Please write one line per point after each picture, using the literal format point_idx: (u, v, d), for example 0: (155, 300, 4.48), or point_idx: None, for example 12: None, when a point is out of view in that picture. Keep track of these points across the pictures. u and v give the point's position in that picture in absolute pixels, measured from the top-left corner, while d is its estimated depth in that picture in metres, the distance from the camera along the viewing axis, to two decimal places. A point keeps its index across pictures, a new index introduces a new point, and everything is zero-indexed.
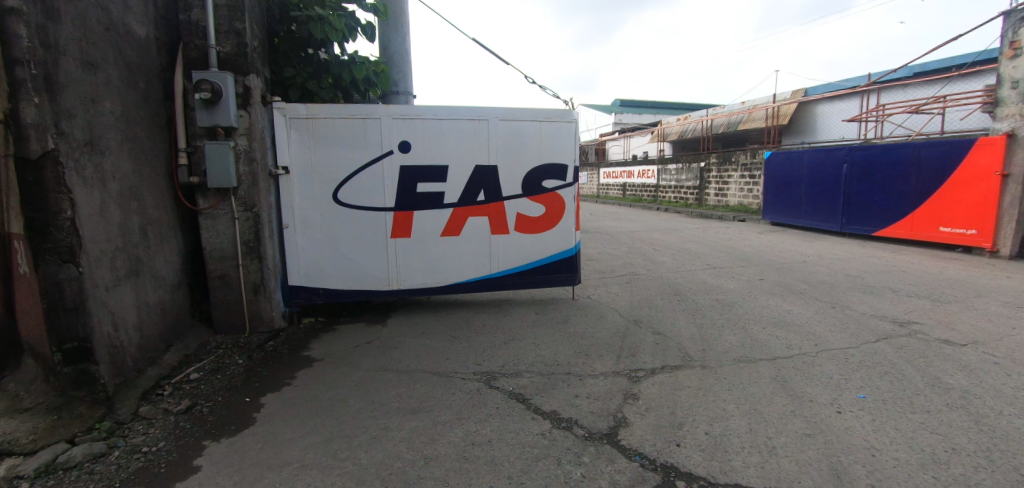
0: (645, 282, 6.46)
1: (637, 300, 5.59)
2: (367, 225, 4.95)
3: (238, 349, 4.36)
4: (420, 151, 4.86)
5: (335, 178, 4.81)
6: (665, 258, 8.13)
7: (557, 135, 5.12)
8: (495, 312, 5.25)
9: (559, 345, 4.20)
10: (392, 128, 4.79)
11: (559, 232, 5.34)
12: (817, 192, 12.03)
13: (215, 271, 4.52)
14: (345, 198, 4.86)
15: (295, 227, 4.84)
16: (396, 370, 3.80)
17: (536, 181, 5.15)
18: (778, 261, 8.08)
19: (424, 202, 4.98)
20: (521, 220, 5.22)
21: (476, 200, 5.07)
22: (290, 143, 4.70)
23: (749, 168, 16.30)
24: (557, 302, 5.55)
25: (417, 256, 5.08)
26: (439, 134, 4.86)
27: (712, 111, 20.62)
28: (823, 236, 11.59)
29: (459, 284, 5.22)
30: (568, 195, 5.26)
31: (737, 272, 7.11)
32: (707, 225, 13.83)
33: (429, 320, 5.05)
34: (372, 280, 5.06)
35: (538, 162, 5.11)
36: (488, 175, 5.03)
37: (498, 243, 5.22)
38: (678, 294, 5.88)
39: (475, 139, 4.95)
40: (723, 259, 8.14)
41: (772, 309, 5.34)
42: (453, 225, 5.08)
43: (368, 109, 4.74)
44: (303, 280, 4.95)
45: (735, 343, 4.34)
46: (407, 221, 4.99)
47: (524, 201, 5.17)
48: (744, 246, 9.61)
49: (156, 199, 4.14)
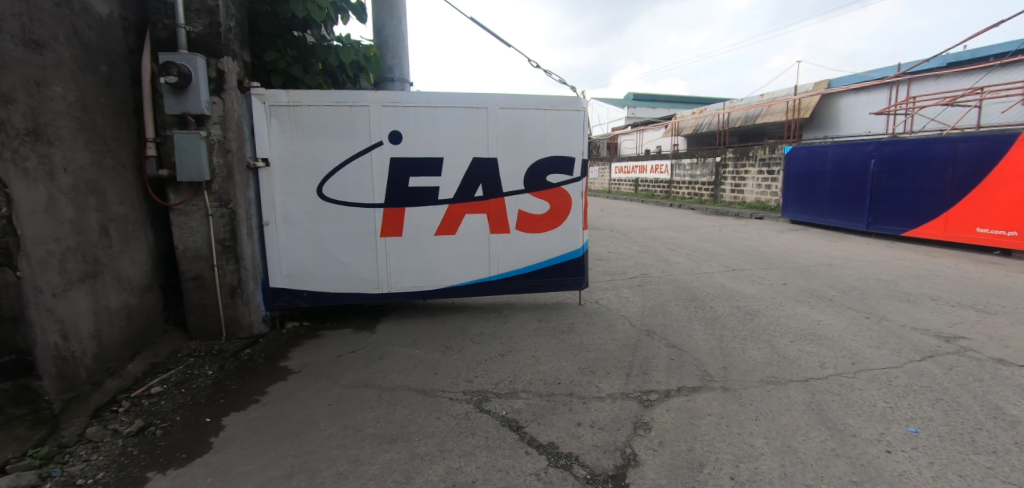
0: (659, 286, 5.99)
1: (650, 307, 5.13)
2: (354, 222, 4.53)
3: (211, 359, 3.99)
4: (412, 143, 4.43)
5: (319, 171, 4.40)
6: (680, 258, 7.64)
7: (563, 125, 4.65)
8: (494, 318, 4.82)
9: (562, 360, 3.77)
10: (381, 117, 4.36)
11: (564, 231, 4.88)
12: (842, 189, 11.37)
13: (188, 272, 4.14)
14: (330, 193, 4.45)
15: (276, 225, 4.44)
16: (378, 387, 3.39)
17: (539, 175, 4.69)
18: (801, 263, 7.54)
19: (417, 198, 4.54)
20: (523, 218, 4.77)
21: (473, 196, 4.63)
22: (270, 132, 4.30)
23: (767, 164, 15.63)
24: (562, 307, 5.11)
25: (409, 257, 4.66)
26: (433, 123, 4.43)
27: (729, 104, 19.90)
28: (848, 236, 10.97)
29: (455, 287, 4.79)
30: (575, 191, 4.80)
31: (758, 275, 6.60)
32: (723, 223, 13.25)
33: (422, 326, 4.63)
34: (360, 283, 4.65)
35: (543, 155, 4.65)
36: (487, 169, 4.58)
37: (498, 243, 4.77)
38: (695, 300, 5.41)
39: (473, 128, 4.50)
40: (742, 260, 7.63)
41: (799, 320, 4.84)
42: (449, 223, 4.65)
43: (355, 96, 4.31)
44: (286, 282, 4.55)
45: (761, 360, 3.86)
46: (398, 219, 4.57)
47: (526, 197, 4.71)
48: (763, 246, 9.07)
49: (121, 194, 3.77)
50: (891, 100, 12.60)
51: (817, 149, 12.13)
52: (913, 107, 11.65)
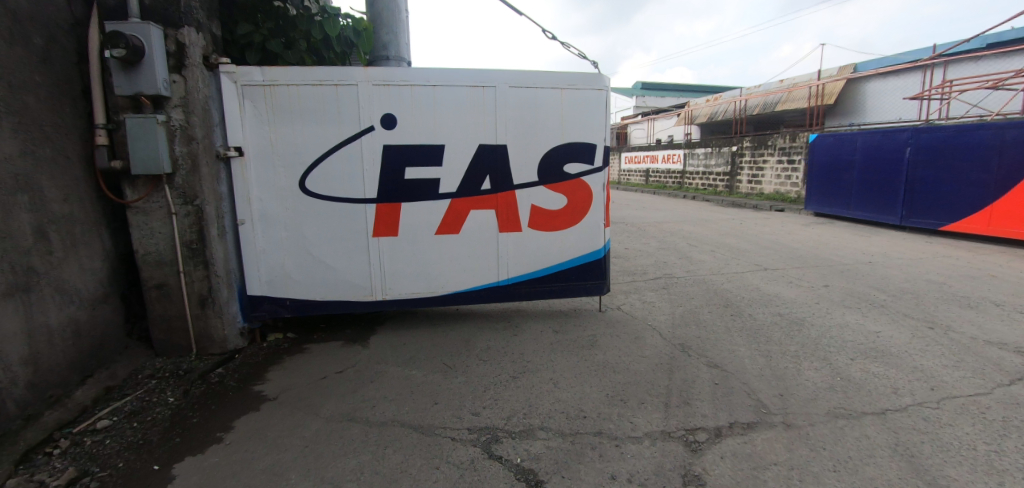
0: (686, 288, 5.36)
1: (680, 315, 4.51)
2: (342, 220, 3.92)
3: (176, 381, 3.43)
4: (407, 127, 3.80)
5: (301, 161, 3.80)
6: (705, 256, 7.00)
7: (582, 107, 4.01)
8: (505, 329, 4.21)
9: (585, 384, 3.17)
10: (371, 98, 3.73)
11: (583, 229, 4.26)
12: (873, 180, 10.64)
13: (150, 279, 3.58)
14: (313, 186, 3.84)
15: (252, 224, 3.84)
16: (366, 422, 2.81)
17: (555, 165, 4.06)
18: (838, 261, 6.88)
19: (414, 192, 3.91)
20: (536, 214, 4.14)
21: (480, 189, 4.00)
22: (243, 116, 3.70)
23: (787, 153, 14.87)
24: (581, 314, 4.50)
25: (406, 260, 4.04)
26: (432, 105, 3.79)
27: (745, 91, 19.06)
28: (879, 230, 10.27)
29: (459, 294, 4.18)
30: (596, 183, 4.16)
31: (796, 276, 5.96)
32: (742, 216, 12.56)
33: (421, 339, 4.03)
34: (351, 290, 4.05)
35: (559, 142, 4.02)
36: (494, 157, 3.95)
37: (507, 243, 4.15)
38: (730, 306, 4.78)
39: (479, 111, 3.86)
40: (774, 258, 6.97)
41: (854, 331, 4.21)
42: (451, 221, 4.02)
43: (340, 73, 3.68)
44: (266, 289, 3.97)
45: (822, 385, 3.24)
46: (393, 216, 3.95)
47: (540, 190, 4.09)
48: (792, 242, 8.42)
49: (65, 190, 3.20)
50: (925, 84, 11.79)
51: (845, 136, 11.35)
52: (950, 91, 10.87)
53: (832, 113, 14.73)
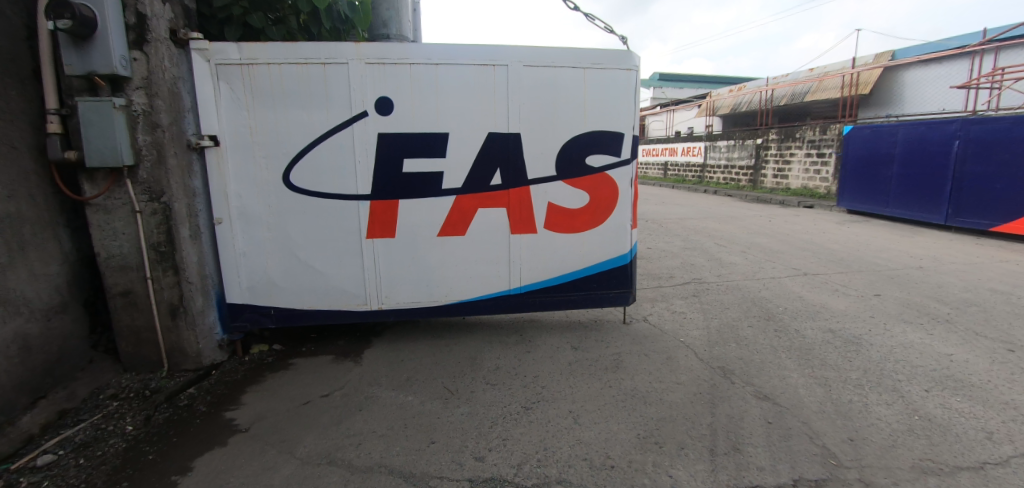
0: (719, 296, 4.80)
1: (716, 329, 3.96)
2: (331, 220, 3.41)
3: (140, 404, 3.00)
4: (405, 113, 3.27)
5: (284, 151, 3.31)
6: (735, 258, 6.41)
7: (608, 89, 3.43)
8: (517, 344, 3.67)
9: (612, 421, 2.64)
10: (364, 78, 3.21)
11: (608, 231, 3.68)
12: (915, 175, 9.85)
13: (114, 286, 3.14)
14: (299, 180, 3.35)
15: (231, 223, 3.38)
16: (347, 467, 2.33)
17: (577, 156, 3.48)
18: (884, 266, 6.24)
19: (413, 188, 3.38)
20: (554, 213, 3.55)
21: (489, 184, 3.43)
22: (219, 100, 3.24)
23: (817, 146, 14.05)
24: (603, 327, 3.95)
25: (404, 265, 3.50)
26: (434, 87, 3.25)
27: (771, 81, 18.15)
28: (920, 229, 9.53)
29: (465, 305, 3.61)
30: (624, 178, 3.58)
31: (841, 284, 5.35)
32: (769, 212, 11.87)
33: (421, 356, 3.50)
34: (341, 299, 3.54)
35: (581, 130, 3.44)
36: (506, 148, 3.39)
37: (520, 247, 3.58)
38: (772, 319, 4.21)
39: (488, 93, 3.30)
40: (812, 261, 6.36)
41: (922, 354, 3.62)
42: (455, 221, 3.47)
43: (327, 49, 3.18)
44: (248, 297, 3.51)
45: (898, 427, 2.68)
46: (389, 216, 3.42)
47: (559, 186, 3.50)
48: (828, 242, 7.76)
49: (11, 184, 2.76)
50: (972, 72, 10.91)
51: (884, 128, 10.54)
52: (1001, 80, 10.01)
53: (867, 104, 13.84)
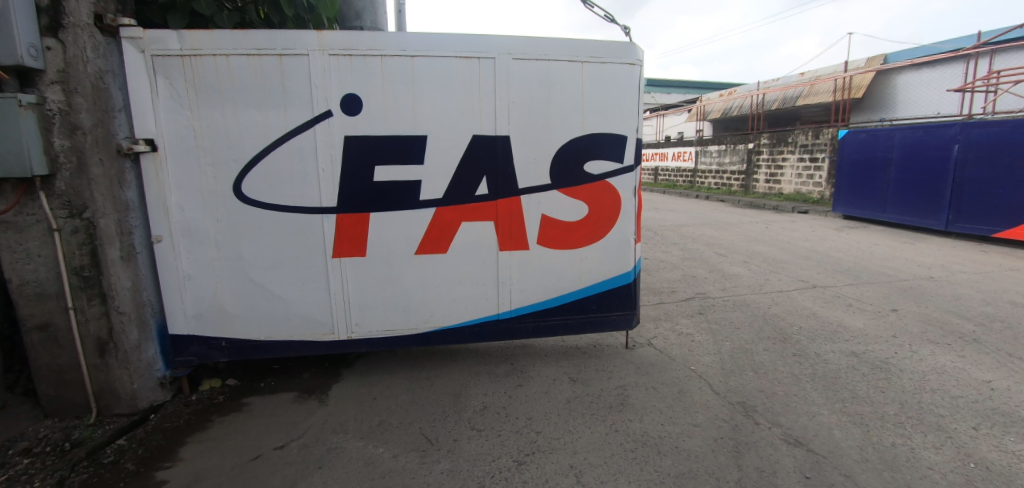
0: (727, 313, 4.40)
1: (729, 354, 3.54)
2: (290, 237, 2.93)
3: (55, 461, 2.50)
4: (376, 112, 2.80)
5: (234, 157, 2.84)
6: (738, 268, 6.04)
7: (608, 86, 3.01)
8: (508, 376, 3.20)
9: (621, 480, 2.20)
10: (328, 73, 2.76)
11: (610, 246, 3.24)
12: (913, 179, 9.62)
13: (29, 319, 2.65)
14: (253, 191, 2.88)
15: (172, 241, 2.90)
16: None
17: (574, 162, 3.04)
18: (895, 277, 5.90)
19: (386, 199, 2.90)
20: (549, 227, 3.10)
21: (474, 195, 2.97)
22: (157, 98, 2.76)
23: (810, 150, 13.85)
24: (604, 353, 3.51)
25: (375, 289, 3.02)
26: (410, 82, 2.80)
27: (762, 85, 17.99)
28: (921, 236, 9.28)
29: (448, 333, 3.14)
30: (627, 186, 3.16)
31: (854, 298, 5.00)
32: (764, 218, 11.59)
33: (396, 393, 3.03)
34: (304, 327, 3.06)
35: (579, 132, 3.02)
36: (494, 153, 2.94)
37: (510, 266, 3.11)
38: (789, 341, 3.81)
39: (472, 90, 2.86)
40: (819, 272, 6.01)
41: (959, 382, 3.24)
42: (435, 237, 2.99)
43: (284, 38, 2.72)
44: (194, 326, 3.02)
45: (954, 478, 2.27)
46: (359, 232, 2.93)
47: (554, 196, 3.06)
48: (831, 250, 7.44)
49: None
50: (967, 75, 10.76)
51: (880, 132, 10.32)
52: (997, 83, 9.86)
53: (860, 108, 13.68)
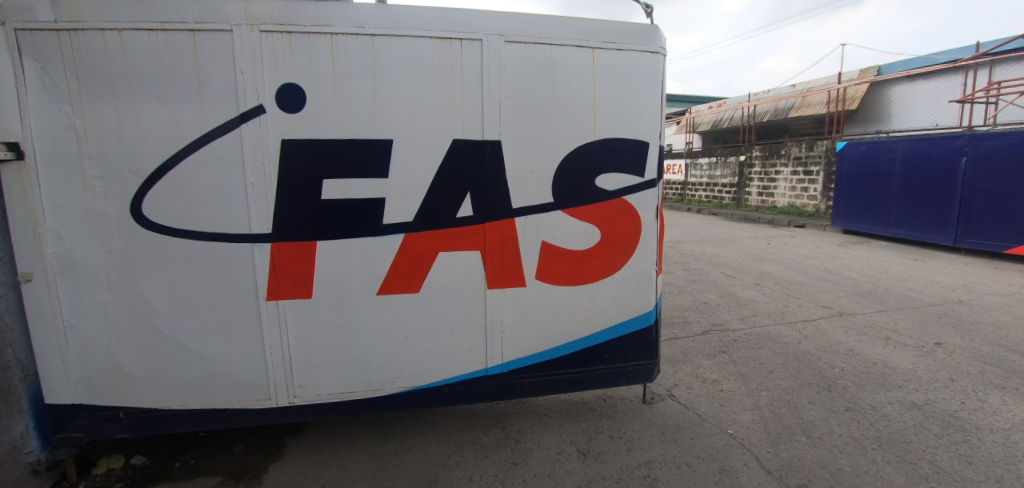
0: (754, 352, 3.75)
1: (770, 411, 2.88)
2: (210, 273, 2.21)
3: None
4: (323, 108, 2.11)
5: (132, 168, 2.11)
6: (752, 293, 5.42)
7: (624, 80, 2.37)
8: (499, 448, 2.49)
9: None
10: (258, 55, 2.06)
11: (627, 281, 2.56)
12: (918, 193, 9.22)
13: None
14: (158, 213, 2.15)
15: (48, 279, 2.14)
16: None
17: (583, 175, 2.38)
18: (924, 302, 5.34)
19: (338, 224, 2.19)
20: (552, 258, 2.41)
21: (455, 218, 2.27)
22: (23, 88, 2.02)
23: (804, 163, 13.47)
24: (617, 412, 2.82)
25: (325, 342, 2.30)
26: (368, 70, 2.11)
27: (753, 97, 17.71)
28: (929, 252, 8.84)
29: (421, 395, 2.42)
30: (648, 206, 2.50)
31: (889, 329, 4.40)
32: (762, 233, 11.10)
33: (352, 478, 2.30)
34: (232, 391, 2.33)
35: (589, 138, 2.37)
36: (480, 163, 2.27)
37: (501, 308, 2.40)
38: (835, 391, 3.16)
39: (451, 80, 2.19)
40: (840, 297, 5.42)
41: None
42: (405, 273, 2.27)
43: (197, 8, 2.03)
44: (81, 393, 2.26)
45: None
46: (302, 266, 2.21)
47: (558, 218, 2.38)
48: (844, 270, 6.89)
49: None
50: (966, 86, 10.48)
51: (882, 144, 9.93)
52: (999, 93, 9.56)
53: (854, 120, 13.39)
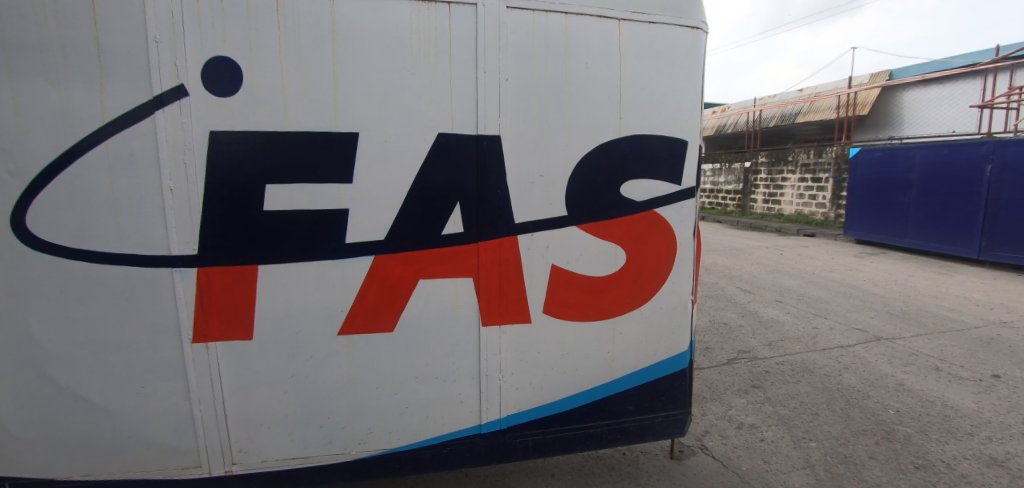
0: (792, 387, 3.23)
1: (826, 471, 2.36)
2: (119, 306, 1.66)
3: None
4: (266, 91, 1.60)
5: (8, 166, 1.53)
6: (776, 312, 4.92)
7: (657, 61, 1.87)
8: None
9: None
10: (179, 20, 1.55)
11: (656, 314, 2.05)
12: (939, 202, 8.76)
13: None
14: (47, 227, 1.58)
15: None
16: None
17: (604, 181, 1.88)
18: (965, 324, 4.84)
19: (286, 243, 1.67)
20: (564, 286, 1.90)
21: (441, 235, 1.76)
22: None
23: (812, 170, 12.99)
24: (641, 472, 2.30)
25: (272, 395, 1.77)
26: (327, 41, 1.61)
27: (758, 102, 17.28)
28: (951, 265, 8.36)
29: (396, 461, 1.89)
30: (682, 220, 2.00)
31: (937, 357, 3.89)
32: (772, 242, 10.60)
33: None
34: (151, 457, 1.79)
35: (612, 134, 1.86)
36: (473, 165, 1.76)
37: (500, 350, 1.88)
38: (897, 442, 2.65)
39: (436, 56, 1.68)
40: (872, 317, 4.92)
41: None
42: (374, 307, 1.75)
43: None
44: None
45: None
46: (239, 298, 1.69)
47: (572, 236, 1.87)
48: (868, 285, 6.39)
49: None
50: (984, 92, 10.07)
51: (898, 151, 9.47)
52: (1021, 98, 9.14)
53: (864, 125, 12.97)
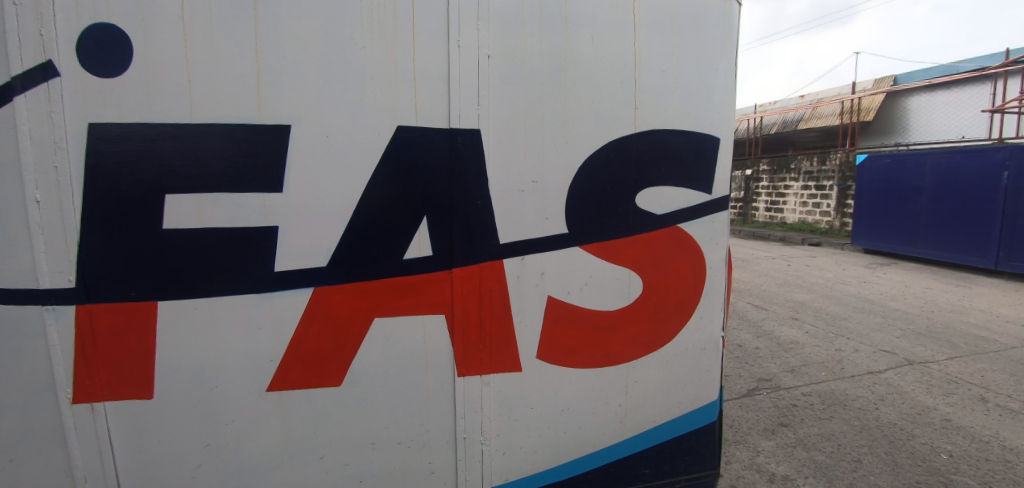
0: (825, 426, 2.81)
1: None
2: None
3: None
4: (166, 70, 1.19)
5: None
6: (794, 332, 4.51)
7: (680, 38, 1.48)
8: None
9: None
10: None
11: (678, 355, 1.64)
12: (952, 210, 8.40)
13: None
14: None
15: None
16: None
17: (613, 190, 1.48)
18: (999, 344, 4.44)
19: (196, 273, 1.26)
20: (562, 323, 1.49)
21: (402, 260, 1.35)
22: None
23: (815, 177, 12.65)
24: None
25: (181, 470, 1.35)
26: (248, 5, 1.21)
27: (759, 109, 17.00)
28: (967, 276, 7.97)
29: None
30: (709, 238, 1.60)
31: (979, 385, 3.48)
32: (778, 253, 10.21)
33: None
34: None
35: (623, 130, 1.47)
36: (445, 169, 1.35)
37: (481, 407, 1.47)
38: None
39: (395, 25, 1.28)
40: (898, 336, 4.51)
41: None
42: (315, 356, 1.34)
43: None
44: None
45: None
46: (134, 346, 1.27)
47: (572, 261, 1.47)
48: (887, 300, 5.99)
49: None
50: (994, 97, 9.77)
51: (908, 157, 9.14)
52: None
53: (869, 132, 12.67)
